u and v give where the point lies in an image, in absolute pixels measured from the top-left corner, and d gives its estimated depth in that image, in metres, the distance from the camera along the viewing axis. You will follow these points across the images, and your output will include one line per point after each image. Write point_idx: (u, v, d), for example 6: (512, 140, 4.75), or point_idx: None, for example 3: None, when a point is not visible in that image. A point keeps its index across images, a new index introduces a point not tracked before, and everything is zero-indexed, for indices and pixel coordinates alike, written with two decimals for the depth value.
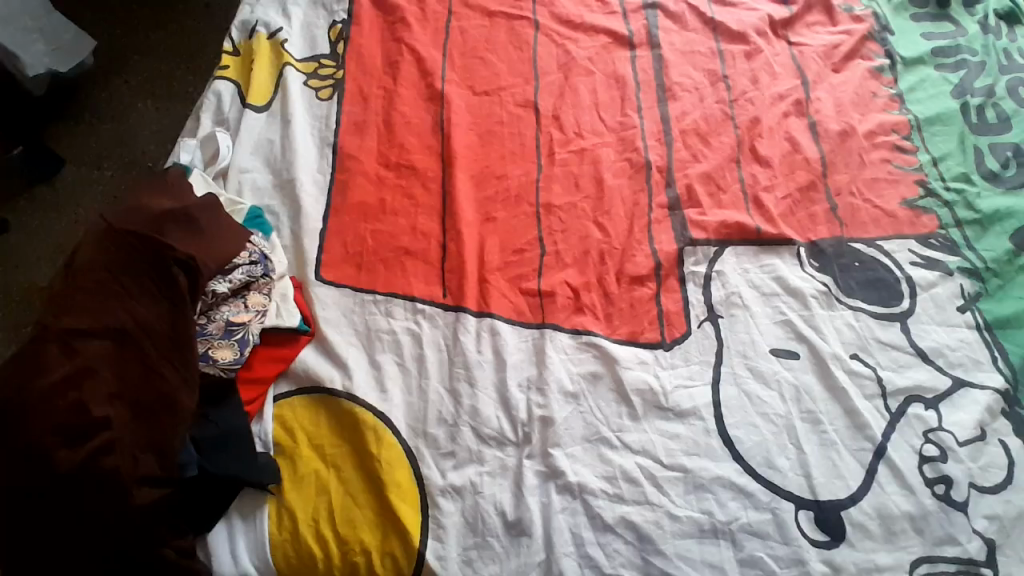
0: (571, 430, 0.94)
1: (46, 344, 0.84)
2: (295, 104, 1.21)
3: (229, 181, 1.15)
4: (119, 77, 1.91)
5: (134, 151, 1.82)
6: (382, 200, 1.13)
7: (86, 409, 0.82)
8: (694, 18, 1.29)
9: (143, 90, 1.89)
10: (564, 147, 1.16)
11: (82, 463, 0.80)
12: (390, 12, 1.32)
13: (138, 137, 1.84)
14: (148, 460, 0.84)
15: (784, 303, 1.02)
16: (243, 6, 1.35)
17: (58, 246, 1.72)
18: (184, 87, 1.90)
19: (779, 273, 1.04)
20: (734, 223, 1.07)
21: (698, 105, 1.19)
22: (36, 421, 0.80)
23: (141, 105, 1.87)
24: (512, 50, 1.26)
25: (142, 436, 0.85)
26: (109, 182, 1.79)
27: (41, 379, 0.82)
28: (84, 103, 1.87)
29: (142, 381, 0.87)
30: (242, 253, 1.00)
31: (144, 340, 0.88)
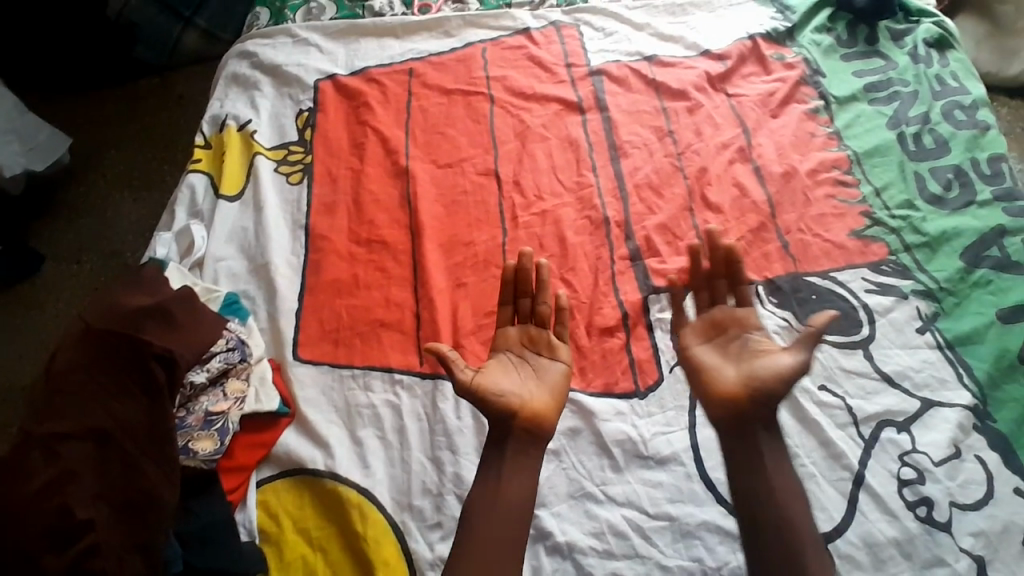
0: (556, 487, 0.94)
1: (29, 451, 0.85)
2: (266, 191, 1.26)
3: (205, 270, 1.18)
4: (95, 173, 1.97)
5: (114, 243, 1.86)
6: (355, 276, 1.17)
7: (69, 512, 0.82)
8: (637, 80, 1.38)
9: (121, 183, 1.95)
10: (526, 210, 1.21)
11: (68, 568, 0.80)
12: (354, 96, 1.40)
13: (118, 229, 1.88)
14: (134, 560, 0.83)
15: None
16: (213, 102, 1.43)
17: (38, 342, 1.72)
18: (161, 176, 1.97)
19: None
20: None
21: (649, 160, 1.26)
22: (22, 529, 0.81)
23: (120, 198, 1.93)
24: (470, 124, 1.34)
25: (125, 537, 0.84)
26: (87, 275, 1.81)
27: (24, 487, 0.83)
28: (64, 201, 1.92)
29: (124, 480, 0.86)
30: (219, 341, 1.02)
31: (124, 438, 0.88)
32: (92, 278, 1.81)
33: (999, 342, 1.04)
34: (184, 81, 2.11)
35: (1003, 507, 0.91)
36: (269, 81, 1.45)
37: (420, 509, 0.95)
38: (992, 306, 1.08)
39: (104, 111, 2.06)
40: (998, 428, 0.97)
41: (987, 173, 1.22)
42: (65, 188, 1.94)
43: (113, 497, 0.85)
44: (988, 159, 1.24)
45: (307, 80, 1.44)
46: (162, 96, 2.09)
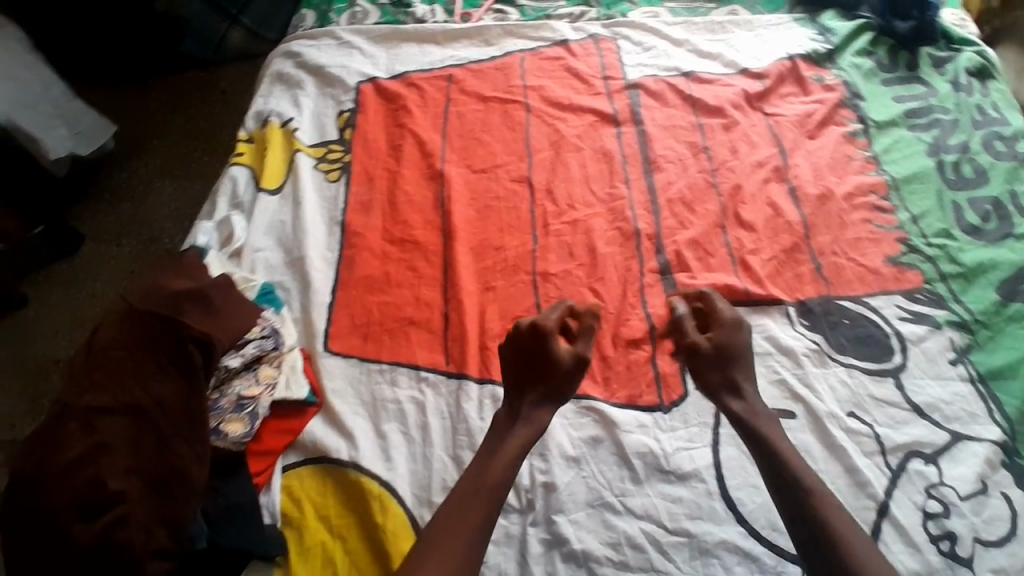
0: (575, 494, 0.94)
1: (66, 422, 0.86)
2: (306, 187, 1.30)
3: (243, 260, 1.22)
4: (139, 160, 2.04)
5: (153, 229, 1.92)
6: (387, 273, 1.19)
7: (102, 484, 0.83)
8: (674, 95, 1.39)
9: (163, 172, 2.02)
10: (558, 218, 1.23)
11: (99, 537, 0.81)
12: (394, 99, 1.44)
13: (158, 216, 1.95)
14: (160, 534, 0.86)
15: (778, 362, 1.04)
16: (257, 100, 1.47)
17: (75, 320, 1.78)
18: (201, 168, 2.03)
19: (771, 332, 1.06)
20: (723, 285, 1.10)
21: (683, 175, 1.26)
22: (56, 497, 0.82)
23: (162, 186, 1.99)
24: (506, 131, 1.36)
25: (154, 510, 0.86)
26: (126, 259, 1.88)
27: (58, 456, 0.84)
28: (109, 187, 1.99)
29: (157, 456, 0.89)
30: (253, 329, 1.06)
31: (159, 415, 0.90)
32: (130, 262, 1.87)
33: None
34: (228, 77, 2.18)
35: None
36: (313, 80, 1.50)
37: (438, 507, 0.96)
38: None
39: (151, 102, 2.14)
40: None
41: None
42: (111, 174, 2.01)
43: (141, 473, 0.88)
44: None
45: (350, 81, 1.48)
46: (207, 90, 2.16)
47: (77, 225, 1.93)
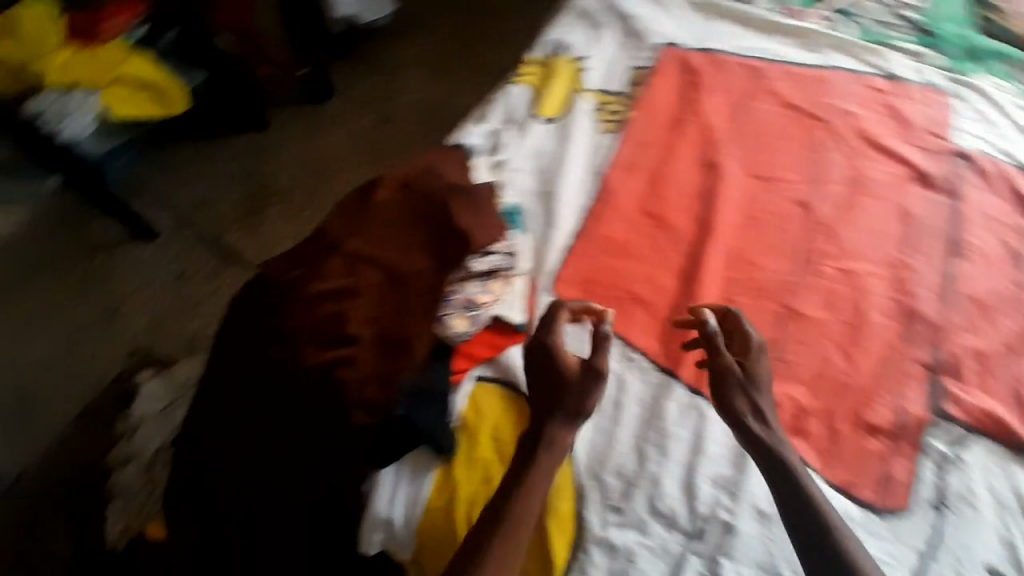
0: (747, 548, 0.89)
1: (334, 256, 0.97)
2: (580, 127, 1.27)
3: (499, 173, 1.20)
4: (403, 45, 2.15)
5: (393, 107, 2.02)
6: (629, 241, 1.15)
7: (344, 322, 0.92)
8: (1006, 184, 1.20)
9: (423, 61, 2.12)
10: (831, 261, 1.11)
11: (326, 366, 0.90)
12: (691, 73, 1.37)
13: (404, 97, 2.04)
14: (372, 387, 0.91)
15: (1016, 521, 0.90)
16: (557, 27, 1.46)
17: (301, 159, 1.90)
18: (455, 70, 2.11)
19: (1019, 485, 0.92)
20: (998, 416, 0.97)
21: (987, 274, 1.09)
22: (306, 316, 0.93)
23: (417, 73, 2.09)
24: (802, 149, 1.25)
25: (377, 365, 0.92)
26: (363, 123, 1.98)
27: (318, 283, 0.95)
28: (374, 57, 2.12)
29: (393, 318, 0.95)
30: (500, 242, 1.06)
31: (407, 285, 0.97)
32: (363, 127, 1.97)
33: None
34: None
35: None
36: (617, 26, 1.45)
37: (606, 487, 0.94)
38: None
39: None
40: None
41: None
42: (379, 47, 2.14)
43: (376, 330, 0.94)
44: None
45: (653, 40, 1.42)
46: (486, 4, 2.25)
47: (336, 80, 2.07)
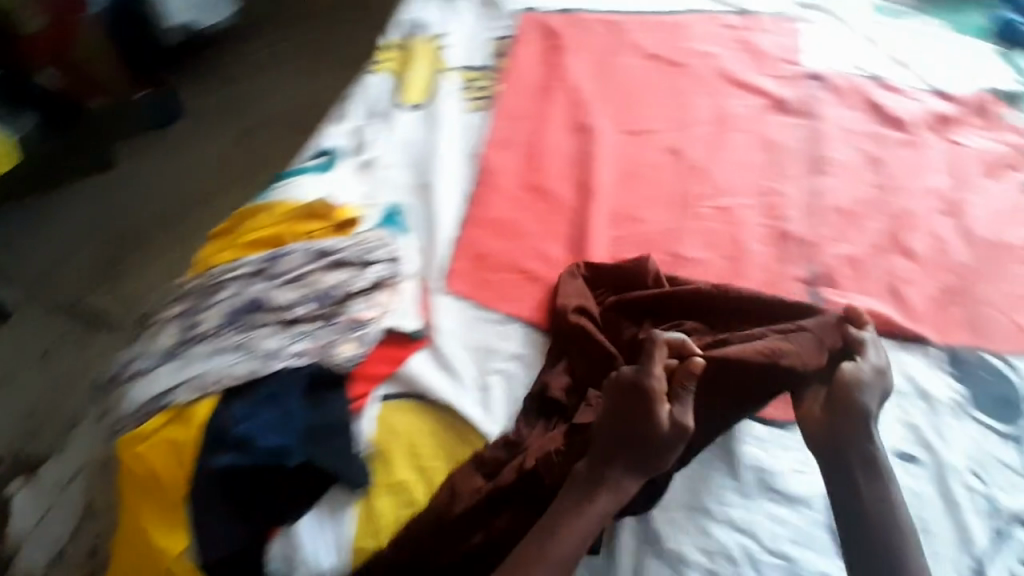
0: (673, 492, 0.90)
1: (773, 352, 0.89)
2: (449, 111, 1.22)
3: (370, 174, 1.15)
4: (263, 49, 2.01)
5: (259, 117, 1.88)
6: (515, 220, 1.12)
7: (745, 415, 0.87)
8: (854, 97, 1.25)
9: (286, 69, 2.00)
10: (706, 202, 1.13)
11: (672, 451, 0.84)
12: (551, 35, 1.31)
13: (268, 105, 1.90)
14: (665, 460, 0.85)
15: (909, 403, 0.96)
16: (410, 7, 1.37)
17: (167, 191, 1.73)
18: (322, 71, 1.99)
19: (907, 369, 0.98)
20: (875, 314, 1.02)
21: (848, 186, 1.15)
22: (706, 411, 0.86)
23: (279, 81, 1.95)
24: (667, 96, 1.24)
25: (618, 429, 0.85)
26: (226, 140, 1.83)
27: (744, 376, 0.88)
28: (231, 71, 1.97)
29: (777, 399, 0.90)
30: (382, 251, 1.02)
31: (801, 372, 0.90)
32: (230, 144, 1.82)
33: None
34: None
35: None
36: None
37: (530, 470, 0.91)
38: None
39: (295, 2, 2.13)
40: None
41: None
42: (233, 61, 1.98)
43: (282, 373, 0.91)
44: None
45: (509, 6, 1.35)
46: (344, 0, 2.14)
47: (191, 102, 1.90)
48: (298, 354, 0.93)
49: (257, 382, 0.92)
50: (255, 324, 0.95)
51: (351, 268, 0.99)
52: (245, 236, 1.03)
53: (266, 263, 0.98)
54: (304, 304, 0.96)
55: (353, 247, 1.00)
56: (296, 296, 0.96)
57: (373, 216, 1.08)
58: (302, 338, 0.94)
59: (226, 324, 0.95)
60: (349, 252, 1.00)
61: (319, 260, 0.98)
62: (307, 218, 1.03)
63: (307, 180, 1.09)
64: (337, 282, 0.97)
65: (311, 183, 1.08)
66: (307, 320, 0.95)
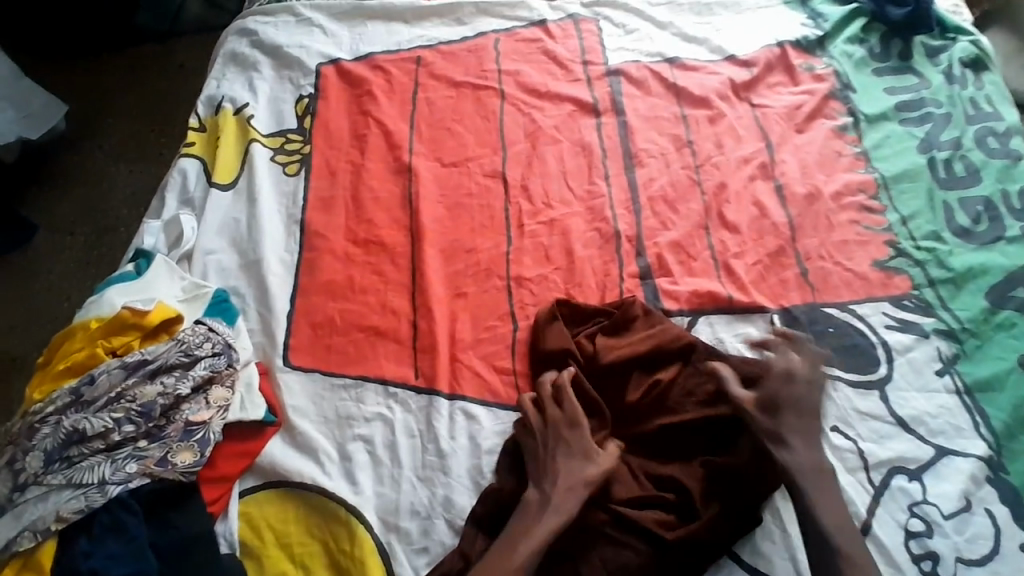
0: None
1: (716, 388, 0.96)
2: (262, 181, 1.21)
3: (194, 264, 1.13)
4: (93, 140, 1.89)
5: (107, 216, 1.80)
6: (351, 278, 1.11)
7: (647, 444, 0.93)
8: (658, 83, 1.29)
9: (117, 154, 1.87)
10: (534, 218, 1.16)
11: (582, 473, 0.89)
12: (357, 83, 1.33)
13: (115, 200, 1.82)
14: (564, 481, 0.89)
15: None
16: (214, 82, 1.36)
17: (32, 313, 1.67)
18: (158, 149, 1.89)
19: (755, 341, 1.01)
20: (706, 292, 1.05)
21: (665, 171, 1.18)
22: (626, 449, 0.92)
23: (116, 169, 1.85)
24: (480, 121, 1.27)
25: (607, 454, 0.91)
26: (79, 247, 1.76)
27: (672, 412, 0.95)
28: (63, 168, 1.85)
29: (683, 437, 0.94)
30: (204, 346, 0.97)
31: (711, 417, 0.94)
32: (86, 250, 1.75)
33: (1019, 390, 0.97)
34: (186, 52, 2.02)
35: (1010, 566, 0.87)
36: (268, 61, 1.38)
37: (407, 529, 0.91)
38: (1015, 351, 0.99)
39: (111, 79, 1.97)
40: (1012, 481, 0.91)
41: (1020, 208, 1.13)
42: (67, 157, 1.86)
43: (116, 500, 0.87)
44: (1020, 192, 1.14)
45: (309, 63, 1.36)
46: (161, 66, 1.99)
47: (27, 211, 1.80)
48: (129, 478, 0.88)
49: (90, 518, 0.86)
50: (79, 455, 0.89)
51: (174, 371, 0.95)
52: (58, 361, 0.98)
53: (80, 387, 0.92)
54: (127, 423, 0.91)
55: (172, 348, 0.96)
56: (118, 416, 0.91)
57: (196, 310, 1.06)
58: (133, 460, 0.89)
59: (49, 463, 0.89)
60: (168, 356, 0.95)
61: (137, 371, 0.94)
62: (118, 330, 0.98)
63: (116, 289, 1.04)
64: (160, 390, 0.93)
65: (119, 291, 1.04)
66: (134, 438, 0.91)
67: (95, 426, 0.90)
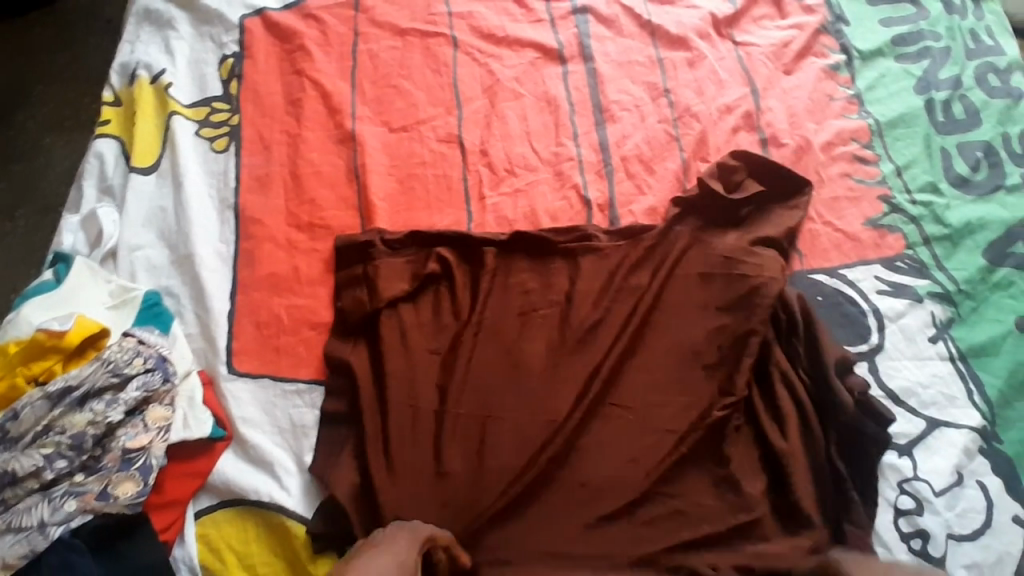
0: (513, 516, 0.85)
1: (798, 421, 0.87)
2: (185, 162, 1.07)
3: (119, 263, 1.02)
4: (20, 111, 1.63)
5: (46, 195, 1.55)
6: (295, 269, 1.00)
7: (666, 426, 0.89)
8: (630, 22, 1.14)
9: (49, 125, 1.62)
10: (495, 188, 1.04)
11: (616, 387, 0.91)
12: (288, 38, 1.16)
13: (50, 177, 1.57)
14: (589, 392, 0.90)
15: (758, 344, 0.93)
16: (127, 45, 1.18)
17: None
18: (93, 115, 1.63)
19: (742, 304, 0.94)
20: (685, 265, 0.96)
21: (639, 126, 1.06)
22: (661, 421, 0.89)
23: (49, 140, 1.60)
24: (430, 75, 1.12)
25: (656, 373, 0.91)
26: (19, 233, 1.52)
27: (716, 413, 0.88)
28: None
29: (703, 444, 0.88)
30: (134, 363, 0.89)
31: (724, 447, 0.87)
32: (26, 237, 1.52)
33: (1017, 355, 0.90)
34: (114, 5, 1.75)
35: (1000, 538, 0.81)
36: (184, 16, 1.20)
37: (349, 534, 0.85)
38: (1013, 313, 0.93)
39: (32, 40, 1.70)
40: (1004, 450, 0.86)
41: (1021, 152, 1.03)
42: None
43: (61, 542, 0.81)
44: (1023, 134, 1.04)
45: (231, 16, 1.18)
46: (88, 21, 1.73)
47: None
48: (71, 516, 0.82)
49: (36, 562, 0.80)
50: (14, 497, 0.82)
51: (105, 395, 0.87)
52: None
53: (5, 424, 0.84)
54: (59, 459, 0.83)
55: (99, 370, 0.87)
56: (48, 452, 0.83)
57: (126, 318, 0.95)
58: (71, 496, 0.82)
59: None
60: (95, 379, 0.87)
61: (63, 400, 0.85)
62: (37, 354, 0.88)
63: (31, 304, 0.93)
64: (90, 419, 0.85)
65: (37, 307, 0.93)
66: (71, 472, 0.84)
67: (25, 465, 0.82)
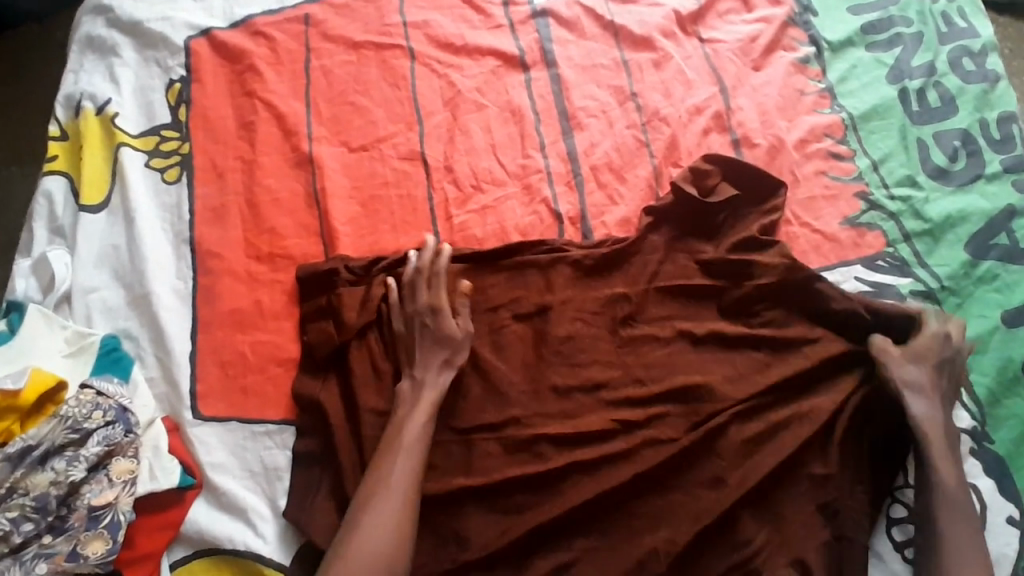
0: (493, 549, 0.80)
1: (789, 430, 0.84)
2: (136, 196, 1.02)
3: (74, 307, 0.97)
4: None
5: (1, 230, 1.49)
6: (258, 303, 0.96)
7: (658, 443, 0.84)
8: (592, 23, 1.10)
9: None
10: (463, 206, 1.00)
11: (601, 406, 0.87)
12: (237, 57, 1.11)
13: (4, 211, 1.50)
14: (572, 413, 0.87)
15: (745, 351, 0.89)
16: (68, 74, 1.12)
17: None
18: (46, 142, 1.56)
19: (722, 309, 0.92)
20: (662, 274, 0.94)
21: (608, 133, 1.02)
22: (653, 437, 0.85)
23: (8, 173, 1.52)
24: (388, 89, 1.07)
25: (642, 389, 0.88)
26: None
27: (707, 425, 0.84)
28: None
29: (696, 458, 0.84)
30: (93, 417, 0.84)
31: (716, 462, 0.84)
32: None
33: (1003, 350, 0.89)
34: (61, 24, 1.67)
35: (996, 541, 0.80)
36: (127, 40, 1.14)
37: None
38: (997, 308, 0.91)
39: None
40: (996, 450, 0.84)
41: (998, 138, 1.01)
42: None
43: None
44: (999, 120, 1.02)
45: (175, 38, 1.12)
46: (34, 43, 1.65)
47: None
48: None
49: None
50: None
51: (66, 452, 0.82)
52: None
53: None
54: (25, 522, 0.78)
55: (57, 427, 0.83)
56: (13, 516, 0.78)
57: (84, 367, 0.91)
58: (40, 559, 0.77)
59: None
60: (54, 437, 0.83)
61: (24, 461, 0.81)
62: None
63: None
64: (52, 479, 0.80)
65: None
66: (38, 534, 0.79)
67: None
